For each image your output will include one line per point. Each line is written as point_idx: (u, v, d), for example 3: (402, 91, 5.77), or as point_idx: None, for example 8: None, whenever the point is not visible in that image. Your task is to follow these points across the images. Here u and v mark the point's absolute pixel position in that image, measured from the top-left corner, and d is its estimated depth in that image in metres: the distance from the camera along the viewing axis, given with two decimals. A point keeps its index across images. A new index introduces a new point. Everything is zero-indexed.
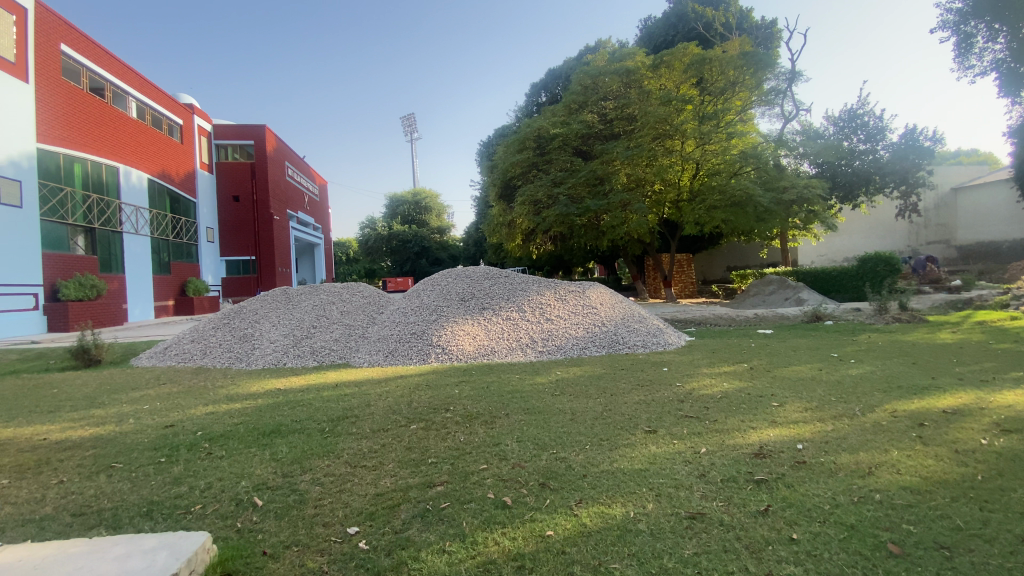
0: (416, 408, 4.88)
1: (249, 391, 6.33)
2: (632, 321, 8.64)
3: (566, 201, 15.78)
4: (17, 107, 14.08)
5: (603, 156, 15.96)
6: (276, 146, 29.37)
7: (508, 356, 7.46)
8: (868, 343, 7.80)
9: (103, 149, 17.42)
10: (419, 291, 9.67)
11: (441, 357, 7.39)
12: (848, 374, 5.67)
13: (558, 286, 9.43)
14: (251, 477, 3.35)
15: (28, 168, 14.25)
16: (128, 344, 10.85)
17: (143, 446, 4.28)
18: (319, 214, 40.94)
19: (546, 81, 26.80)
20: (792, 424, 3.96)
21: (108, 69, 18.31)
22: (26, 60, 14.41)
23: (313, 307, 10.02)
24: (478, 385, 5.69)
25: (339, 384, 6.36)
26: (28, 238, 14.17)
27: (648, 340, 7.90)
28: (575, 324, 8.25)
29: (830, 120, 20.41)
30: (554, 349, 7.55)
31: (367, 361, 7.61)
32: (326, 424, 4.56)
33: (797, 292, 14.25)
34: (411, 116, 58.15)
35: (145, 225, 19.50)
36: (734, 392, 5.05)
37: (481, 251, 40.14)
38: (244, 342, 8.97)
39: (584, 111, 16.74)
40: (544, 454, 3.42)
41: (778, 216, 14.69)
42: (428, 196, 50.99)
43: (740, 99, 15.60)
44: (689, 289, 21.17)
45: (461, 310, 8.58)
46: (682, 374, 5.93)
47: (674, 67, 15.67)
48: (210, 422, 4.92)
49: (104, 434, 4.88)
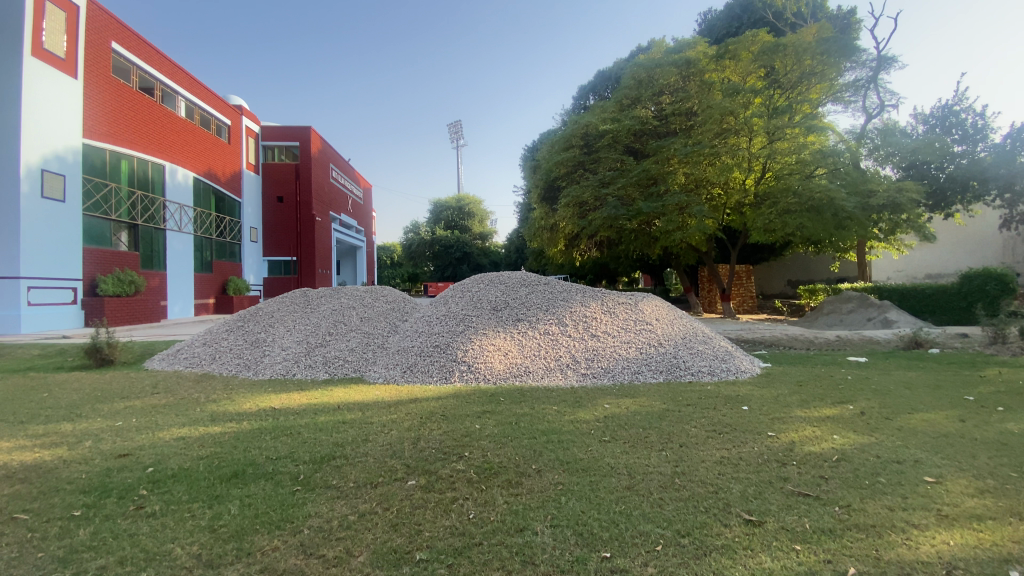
0: (423, 450, 3.75)
1: (239, 408, 5.40)
2: (695, 341, 7.22)
3: (616, 203, 14.48)
4: (67, 104, 14.08)
5: (658, 153, 14.51)
6: (321, 148, 29.40)
7: (544, 378, 6.27)
8: (1005, 381, 6.12)
9: (150, 146, 17.45)
10: (447, 298, 8.60)
11: (466, 377, 6.29)
12: (1008, 430, 4.16)
13: (605, 297, 8.14)
14: (162, 567, 2.32)
15: (73, 162, 14.18)
16: (147, 344, 10.28)
17: (73, 485, 3.34)
18: (363, 218, 41.14)
19: (596, 83, 25.64)
20: (975, 523, 2.57)
21: (158, 68, 18.41)
22: (76, 57, 14.39)
23: (332, 311, 9.17)
24: (505, 419, 4.48)
25: (341, 405, 5.35)
26: (72, 232, 14.11)
27: (716, 367, 6.50)
28: (625, 342, 6.95)
29: (919, 118, 18.25)
30: (600, 372, 6.29)
31: (383, 376, 6.61)
32: (303, 469, 3.52)
33: (883, 312, 12.36)
34: (458, 123, 58.01)
35: (189, 223, 19.50)
36: (854, 453, 3.68)
37: (523, 258, 39.06)
38: (255, 348, 8.19)
39: (638, 107, 15.37)
40: (591, 558, 2.22)
41: (861, 224, 12.82)
42: (472, 201, 50.48)
43: (815, 91, 13.72)
44: (748, 304, 19.23)
45: (492, 321, 7.43)
46: (769, 418, 4.59)
47: (740, 58, 14.14)
48: (173, 453, 3.97)
49: (49, 457, 3.95)
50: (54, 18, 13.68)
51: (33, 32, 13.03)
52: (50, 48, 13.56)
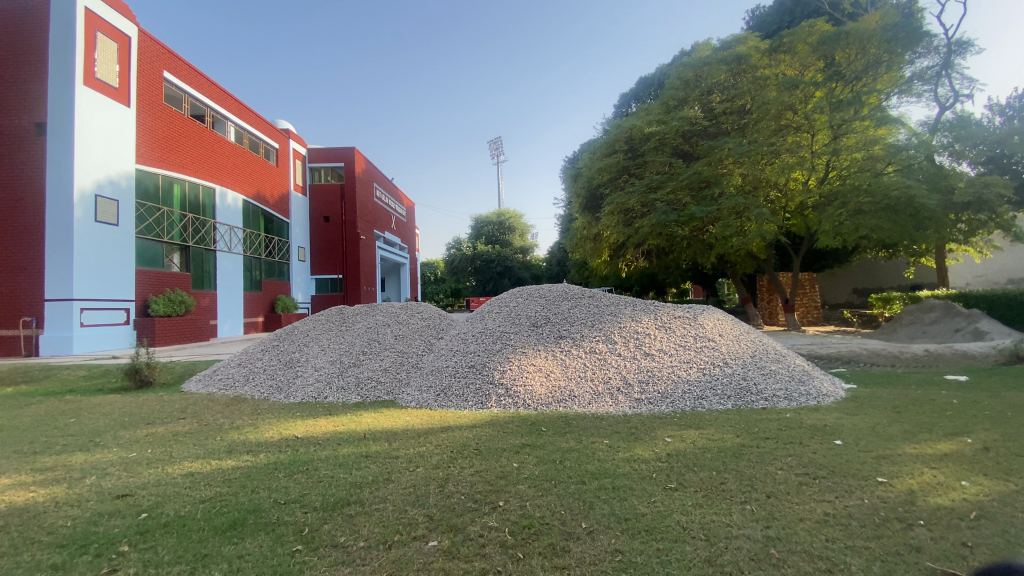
0: (451, 497, 3.15)
1: (260, 438, 4.98)
2: (765, 360, 6.33)
3: (665, 208, 13.66)
4: (121, 132, 14.67)
5: (710, 154, 13.58)
6: (365, 167, 29.97)
7: (592, 404, 5.57)
8: None
9: (201, 171, 18.04)
10: (484, 314, 8.06)
11: (503, 403, 5.65)
12: None
13: (658, 310, 7.37)
14: None
15: (126, 187, 14.76)
16: (189, 364, 10.28)
17: (52, 537, 2.95)
18: (406, 235, 41.65)
19: (638, 90, 25.03)
20: None
21: (209, 96, 19.15)
22: (129, 86, 15.02)
23: (366, 329, 8.81)
24: (548, 456, 3.82)
25: (367, 435, 4.84)
26: (124, 254, 14.59)
27: (794, 391, 5.61)
28: (683, 363, 6.15)
29: (995, 110, 16.39)
30: (657, 398, 5.51)
31: (415, 401, 6.08)
32: (309, 520, 3.00)
33: (975, 322, 10.90)
34: (498, 140, 58.27)
35: (238, 244, 20.02)
36: (1000, 509, 2.83)
37: (564, 271, 38.34)
38: (288, 369, 7.90)
39: (685, 107, 14.58)
40: None
41: (944, 222, 11.41)
42: (513, 216, 50.43)
43: (881, 82, 12.50)
44: (812, 315, 17.75)
45: (532, 339, 6.80)
46: (873, 457, 3.70)
47: (797, 51, 13.15)
48: (174, 494, 3.55)
49: (49, 496, 3.61)
50: (106, 48, 14.28)
51: (86, 62, 13.62)
52: (104, 78, 14.17)
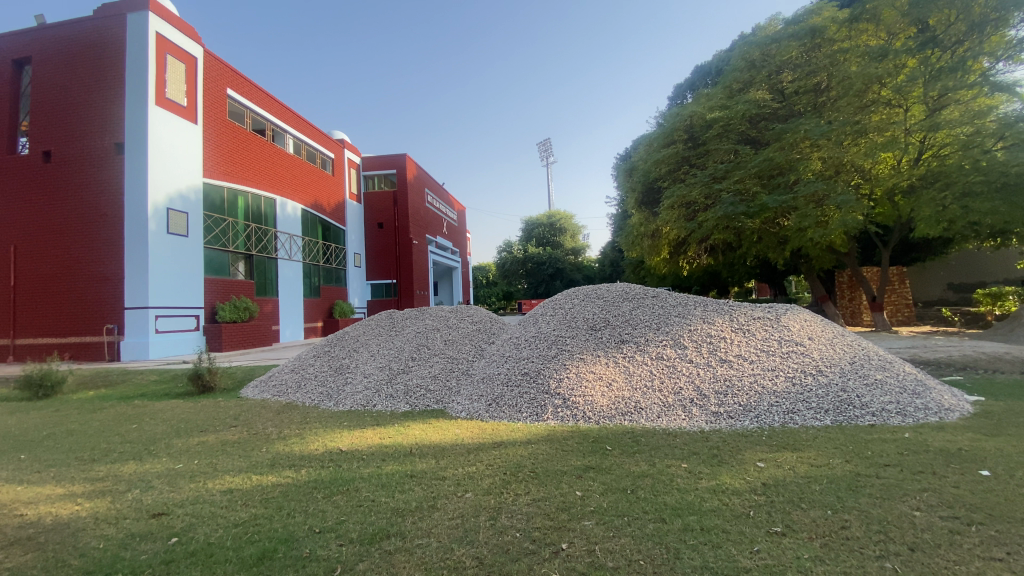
0: (506, 535, 2.67)
1: (307, 450, 4.72)
2: (867, 368, 5.44)
3: (731, 199, 12.70)
4: (189, 147, 15.37)
5: (782, 139, 12.47)
6: (417, 174, 30.29)
7: (660, 417, 4.94)
8: None
9: (262, 182, 18.70)
10: (538, 317, 7.56)
11: (561, 414, 5.12)
12: None
13: (732, 311, 6.59)
14: None
15: (194, 200, 15.45)
16: (249, 369, 10.44)
17: (82, 561, 2.72)
18: (458, 240, 41.91)
19: (694, 79, 23.82)
20: None
21: (269, 110, 19.86)
22: (196, 104, 15.74)
23: (416, 334, 8.54)
24: (616, 483, 3.27)
25: (416, 450, 4.46)
26: (193, 264, 15.26)
27: (910, 405, 4.72)
28: (768, 370, 5.38)
29: None
30: (738, 412, 4.81)
31: (465, 410, 5.67)
32: (346, 556, 2.61)
33: None
34: (547, 142, 57.58)
35: (298, 251, 20.64)
36: None
37: (619, 272, 37.17)
38: (338, 375, 7.74)
39: (752, 90, 13.57)
40: None
41: None
42: (564, 217, 49.66)
43: (989, 44, 10.88)
44: (902, 313, 15.99)
45: (590, 344, 6.22)
46: None
47: (882, 18, 11.80)
48: (210, 515, 3.28)
49: (93, 510, 3.44)
50: (175, 69, 15.03)
51: (157, 84, 14.37)
52: (173, 97, 14.90)
